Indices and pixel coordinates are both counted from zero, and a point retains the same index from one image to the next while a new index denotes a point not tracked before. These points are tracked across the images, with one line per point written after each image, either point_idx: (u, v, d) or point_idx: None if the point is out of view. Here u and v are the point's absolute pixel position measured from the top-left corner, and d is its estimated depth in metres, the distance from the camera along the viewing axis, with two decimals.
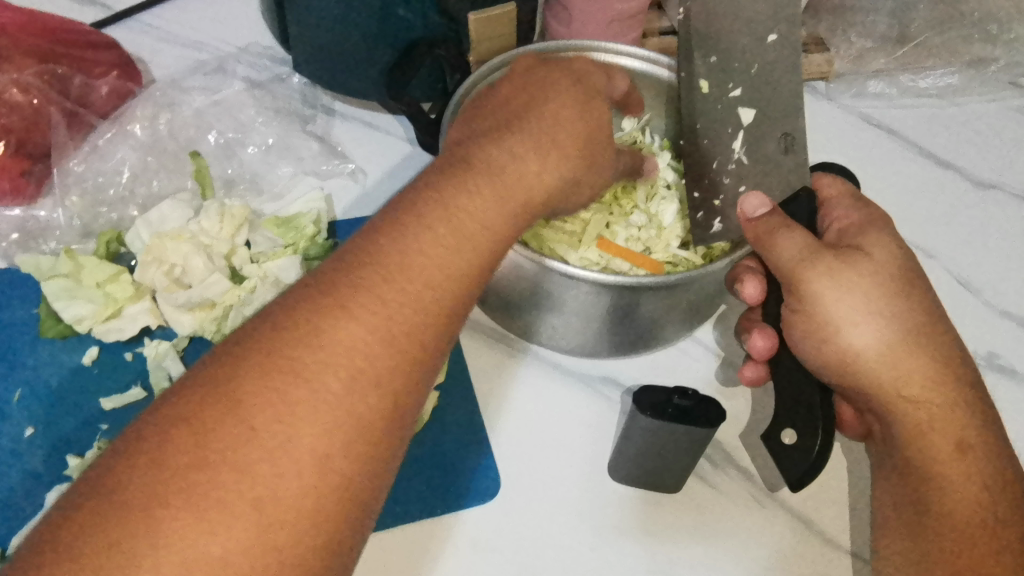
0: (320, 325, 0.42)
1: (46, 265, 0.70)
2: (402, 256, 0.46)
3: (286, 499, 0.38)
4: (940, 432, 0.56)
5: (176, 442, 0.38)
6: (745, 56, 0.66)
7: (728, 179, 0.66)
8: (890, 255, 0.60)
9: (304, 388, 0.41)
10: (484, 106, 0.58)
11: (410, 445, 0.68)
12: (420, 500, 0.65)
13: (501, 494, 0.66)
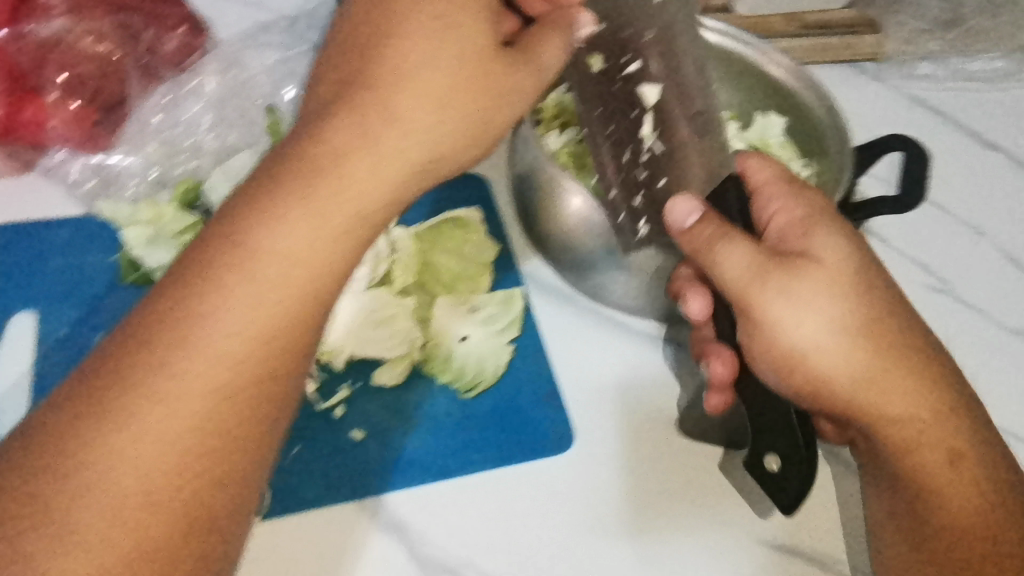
0: (201, 307, 0.42)
1: (125, 212, 0.71)
2: (283, 239, 0.45)
3: (150, 489, 0.39)
4: (926, 447, 0.54)
5: (83, 420, 0.40)
6: (648, 19, 0.63)
7: (646, 173, 0.62)
8: (836, 256, 0.55)
9: (205, 321, 0.42)
10: (330, 71, 0.51)
11: (486, 396, 0.68)
12: (498, 448, 0.66)
13: (577, 444, 0.67)
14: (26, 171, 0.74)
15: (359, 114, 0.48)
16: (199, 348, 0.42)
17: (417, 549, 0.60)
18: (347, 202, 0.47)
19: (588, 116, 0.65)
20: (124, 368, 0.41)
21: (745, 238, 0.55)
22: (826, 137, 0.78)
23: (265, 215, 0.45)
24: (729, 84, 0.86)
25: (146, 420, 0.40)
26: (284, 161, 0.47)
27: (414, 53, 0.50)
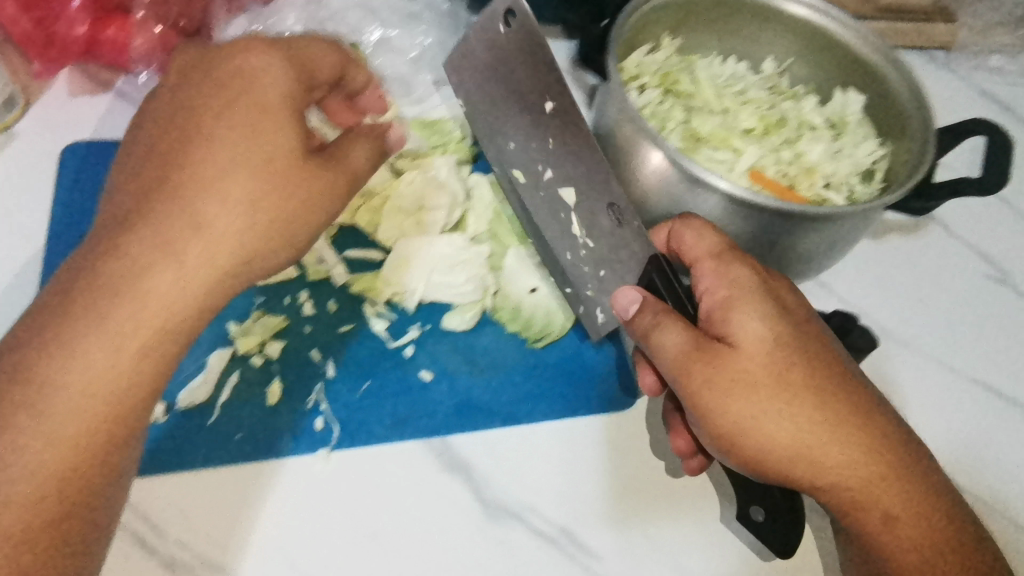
0: (110, 300, 0.48)
1: None
2: (172, 254, 0.49)
3: (48, 465, 0.45)
4: (867, 505, 0.53)
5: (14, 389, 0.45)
6: (540, 131, 0.66)
7: (587, 266, 0.66)
8: (757, 338, 0.53)
9: (87, 337, 0.47)
10: (135, 143, 0.53)
11: (553, 348, 0.68)
12: (563, 399, 0.66)
13: (641, 403, 0.67)
14: (104, 90, 0.75)
15: (167, 207, 0.49)
16: (139, 285, 0.48)
17: (481, 490, 0.61)
18: (246, 171, 0.51)
19: (550, 223, 0.68)
20: (68, 312, 0.47)
21: (682, 321, 0.55)
22: (907, 121, 0.73)
23: (148, 230, 0.49)
24: (808, 58, 0.82)
25: (78, 358, 0.46)
26: (153, 199, 0.50)
27: (215, 136, 0.51)
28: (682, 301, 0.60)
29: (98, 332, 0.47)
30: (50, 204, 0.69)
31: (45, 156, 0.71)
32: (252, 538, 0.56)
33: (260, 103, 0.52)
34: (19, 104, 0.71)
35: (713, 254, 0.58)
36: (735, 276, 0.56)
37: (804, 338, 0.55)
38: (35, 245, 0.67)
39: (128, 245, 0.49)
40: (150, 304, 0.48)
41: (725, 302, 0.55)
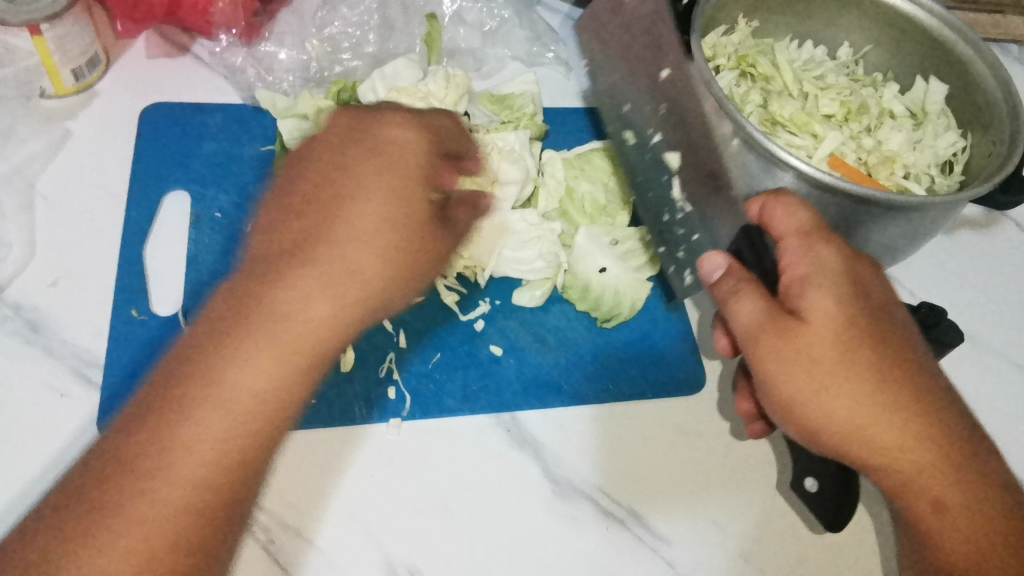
0: (241, 340, 0.45)
1: (282, 104, 0.71)
2: (295, 296, 0.46)
3: (164, 509, 0.42)
4: (917, 492, 0.50)
5: (139, 432, 0.43)
6: (652, 96, 0.67)
7: (683, 230, 0.66)
8: (825, 315, 0.50)
9: (222, 380, 0.44)
10: (303, 167, 0.51)
11: (619, 329, 0.68)
12: (630, 382, 0.66)
13: (706, 388, 0.67)
14: (183, 54, 0.76)
15: (300, 251, 0.47)
16: (278, 329, 0.45)
17: (550, 470, 0.61)
18: (389, 219, 0.48)
19: (654, 183, 0.68)
20: (207, 352, 0.45)
21: (762, 290, 0.52)
22: (993, 113, 0.71)
23: (271, 267, 0.46)
24: (888, 44, 0.79)
25: (204, 401, 0.44)
26: (285, 232, 0.48)
27: (361, 182, 0.49)
28: (768, 275, 0.55)
29: (219, 372, 0.44)
30: (131, 162, 0.70)
31: (126, 115, 0.72)
32: (343, 500, 0.57)
33: (398, 155, 0.50)
34: (103, 63, 0.73)
35: (800, 232, 0.53)
36: (821, 256, 0.52)
37: (882, 321, 0.51)
38: (116, 201, 0.68)
39: (279, 288, 0.46)
40: (278, 348, 0.45)
41: (804, 279, 0.52)
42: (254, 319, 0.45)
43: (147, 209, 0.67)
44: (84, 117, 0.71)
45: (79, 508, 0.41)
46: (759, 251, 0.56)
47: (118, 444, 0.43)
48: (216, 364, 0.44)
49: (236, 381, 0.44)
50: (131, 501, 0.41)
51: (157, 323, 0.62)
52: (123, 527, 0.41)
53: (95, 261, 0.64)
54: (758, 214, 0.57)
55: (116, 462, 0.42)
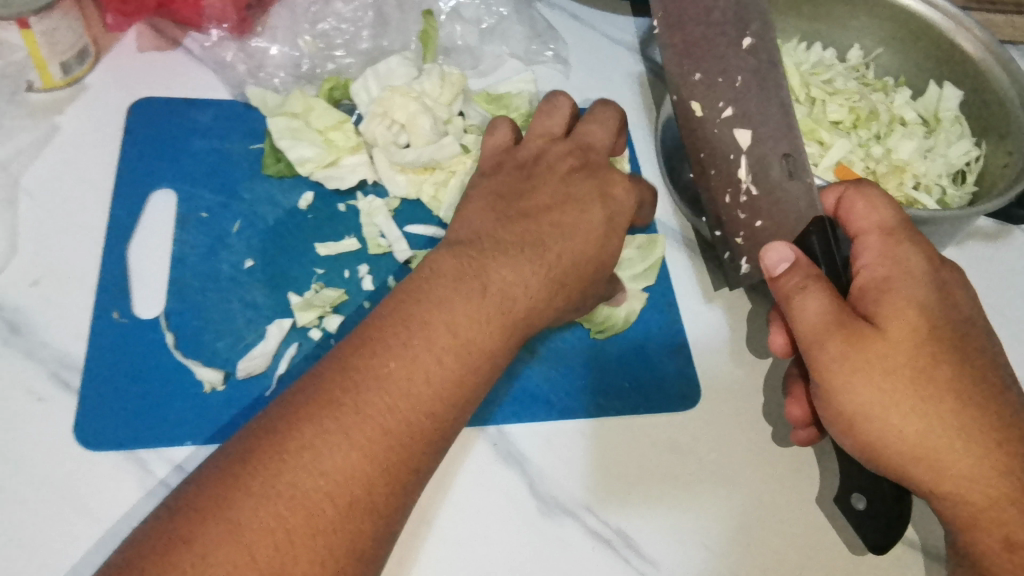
0: (432, 325, 0.49)
1: (272, 102, 0.70)
2: (489, 294, 0.52)
3: (348, 470, 0.43)
4: (987, 527, 0.47)
5: (335, 388, 0.46)
6: (727, 70, 0.65)
7: (745, 214, 0.64)
8: (905, 325, 0.49)
9: (414, 353, 0.48)
10: (504, 189, 0.60)
11: (615, 342, 0.66)
12: (624, 397, 0.64)
13: (701, 404, 0.65)
14: (174, 48, 0.74)
15: (508, 257, 0.55)
16: (462, 329, 0.50)
17: (537, 486, 0.59)
18: (574, 249, 0.57)
19: (718, 162, 0.65)
20: (405, 324, 0.49)
21: (832, 289, 0.51)
22: (1011, 121, 0.68)
23: (474, 266, 0.53)
24: (901, 48, 0.77)
25: (405, 373, 0.47)
26: (488, 241, 0.56)
27: (566, 211, 0.59)
28: (838, 269, 0.55)
29: (410, 351, 0.48)
30: (119, 158, 0.68)
31: (114, 110, 0.71)
32: (441, 521, 0.57)
33: (596, 214, 0.59)
34: (91, 56, 0.71)
35: (884, 230, 0.53)
36: (902, 259, 0.52)
37: (957, 341, 0.49)
38: (101, 198, 0.66)
39: (456, 307, 0.50)
40: (447, 365, 0.48)
41: (883, 282, 0.51)
42: (429, 332, 0.49)
43: (132, 209, 0.66)
44: (73, 111, 0.70)
45: (249, 486, 0.41)
46: (831, 244, 0.55)
47: (313, 398, 0.45)
48: (399, 369, 0.47)
49: (409, 386, 0.47)
50: (298, 483, 0.42)
51: (138, 326, 0.61)
52: (286, 513, 0.41)
53: (78, 260, 0.63)
54: (835, 205, 0.58)
55: (310, 410, 0.45)
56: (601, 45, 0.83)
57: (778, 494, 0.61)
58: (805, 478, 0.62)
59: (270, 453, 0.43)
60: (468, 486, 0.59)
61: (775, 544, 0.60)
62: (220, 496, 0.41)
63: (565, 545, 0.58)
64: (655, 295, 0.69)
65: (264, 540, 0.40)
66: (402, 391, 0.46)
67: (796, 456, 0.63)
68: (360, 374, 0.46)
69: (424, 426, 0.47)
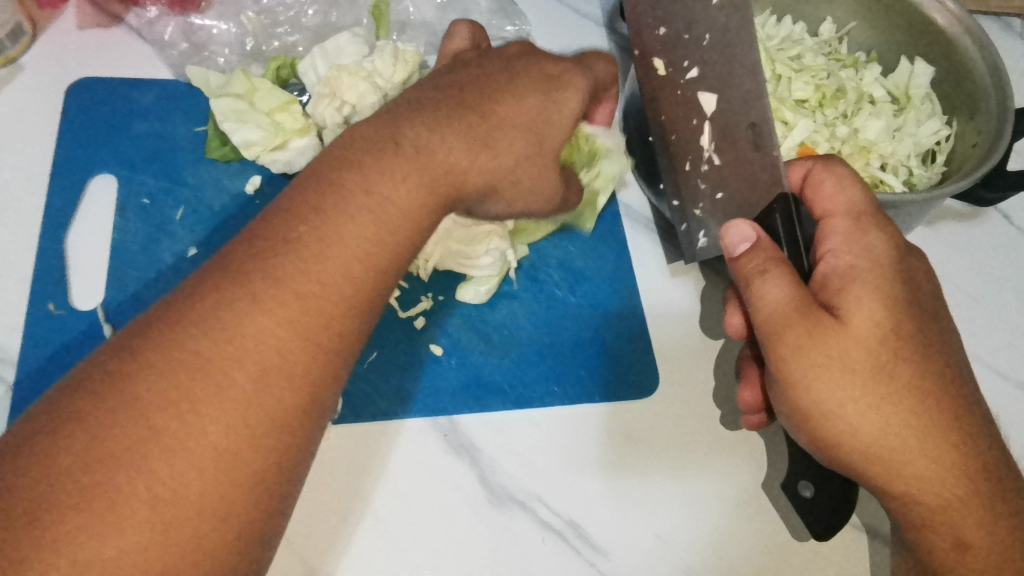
0: (279, 276, 0.42)
1: (215, 81, 0.67)
2: (341, 226, 0.44)
3: (190, 466, 0.37)
4: (937, 528, 0.47)
5: (158, 364, 0.38)
6: (695, 26, 0.60)
7: (705, 184, 0.62)
8: (871, 321, 0.46)
9: (254, 315, 0.40)
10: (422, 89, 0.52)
11: (571, 329, 0.65)
12: (579, 386, 0.63)
13: (659, 391, 0.64)
14: (116, 24, 0.71)
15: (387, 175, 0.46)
16: (313, 279, 0.42)
17: (487, 477, 0.58)
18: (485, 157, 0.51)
19: (680, 128, 0.63)
20: (245, 282, 0.41)
21: (792, 273, 0.48)
22: (982, 98, 0.65)
23: (331, 196, 0.45)
24: (873, 22, 0.74)
25: (249, 341, 0.40)
26: (349, 162, 0.46)
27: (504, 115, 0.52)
28: (801, 253, 0.52)
29: (252, 313, 0.40)
30: (56, 143, 0.65)
31: (51, 91, 0.68)
32: (380, 516, 0.56)
33: (533, 91, 0.53)
34: (27, 34, 0.68)
35: (852, 214, 0.51)
36: (871, 246, 0.49)
37: (920, 337, 0.47)
38: (37, 183, 0.64)
39: (355, 180, 0.46)
40: (360, 235, 0.44)
41: (849, 272, 0.48)
42: (287, 278, 0.42)
43: (73, 195, 0.63)
44: (9, 92, 0.67)
45: (148, 395, 0.37)
46: (795, 225, 0.53)
47: (132, 380, 0.37)
48: (304, 249, 0.43)
49: (252, 354, 0.40)
50: (213, 374, 0.38)
51: (77, 319, 0.59)
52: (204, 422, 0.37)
53: (11, 249, 0.61)
54: (801, 181, 0.55)
55: (132, 395, 0.37)
56: (564, 19, 0.80)
57: (734, 484, 0.61)
58: (758, 464, 0.61)
59: (169, 350, 0.38)
60: (406, 481, 0.57)
61: (721, 528, 0.59)
62: (109, 412, 0.36)
63: (516, 538, 0.57)
64: (608, 277, 0.68)
65: (180, 441, 0.37)
66: (249, 358, 0.39)
67: (747, 440, 0.62)
68: (256, 258, 0.42)
69: (314, 329, 0.42)
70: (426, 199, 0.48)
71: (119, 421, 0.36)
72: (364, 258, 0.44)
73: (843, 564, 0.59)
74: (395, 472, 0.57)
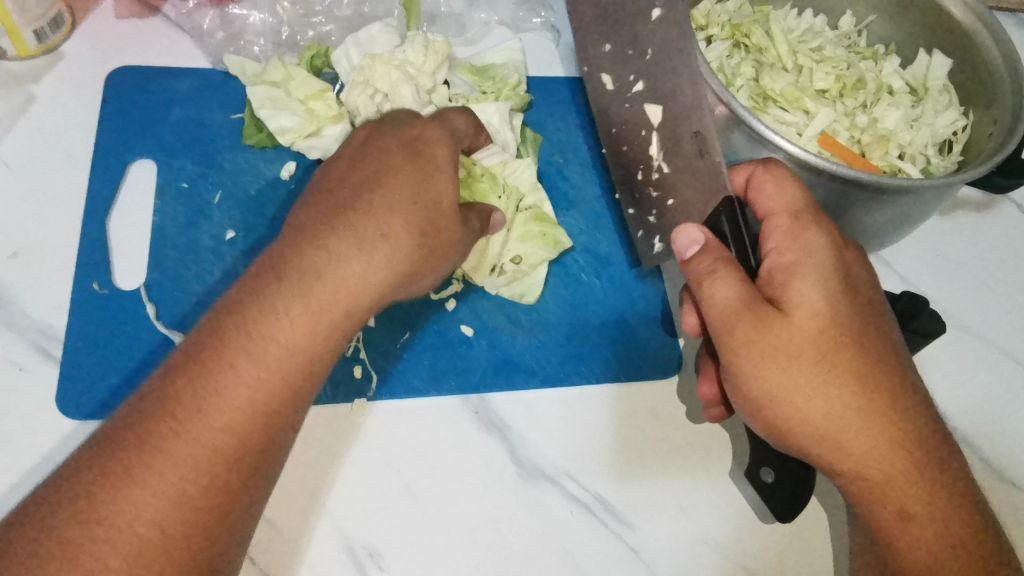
0: (254, 332, 0.46)
1: (251, 70, 0.69)
2: (321, 277, 0.47)
3: (169, 508, 0.41)
4: (885, 502, 0.48)
5: (147, 417, 0.43)
6: (640, 44, 0.62)
7: (657, 192, 0.64)
8: (810, 311, 0.48)
9: (232, 372, 0.44)
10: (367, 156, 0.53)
11: (593, 316, 0.67)
12: (606, 365, 0.65)
13: (680, 372, 0.65)
14: (153, 14, 0.73)
15: (354, 234, 0.49)
16: (286, 336, 0.46)
17: (517, 453, 0.60)
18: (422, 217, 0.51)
19: (633, 138, 0.66)
20: (224, 340, 0.45)
21: (740, 272, 0.50)
22: (998, 89, 0.66)
23: (299, 258, 0.48)
24: (893, 15, 0.75)
25: (224, 393, 0.44)
26: (332, 222, 0.49)
27: (436, 182, 0.53)
28: (747, 251, 0.53)
29: (231, 367, 0.44)
30: (95, 130, 0.67)
31: (90, 80, 0.69)
32: (349, 496, 0.57)
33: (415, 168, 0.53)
34: (67, 23, 0.70)
35: (792, 212, 0.51)
36: (810, 242, 0.50)
37: (859, 321, 0.49)
38: (79, 167, 0.66)
39: (245, 316, 0.46)
40: (330, 292, 0.47)
41: (791, 267, 0.49)
42: (260, 338, 0.46)
43: (112, 179, 0.65)
44: (49, 80, 0.69)
45: (140, 443, 0.42)
46: (740, 227, 0.53)
47: (129, 433, 0.42)
48: (201, 387, 0.44)
49: (227, 408, 0.44)
50: (193, 425, 0.43)
51: (117, 298, 0.61)
52: (179, 474, 0.42)
53: (53, 229, 0.63)
54: (744, 184, 0.55)
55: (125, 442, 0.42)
56: None
57: (713, 466, 0.62)
58: (727, 446, 0.63)
59: (159, 403, 0.43)
60: (368, 461, 0.58)
61: (745, 505, 0.61)
62: (112, 458, 0.41)
63: (545, 509, 0.58)
64: (631, 265, 0.69)
65: (164, 485, 0.41)
66: (224, 411, 0.44)
67: (710, 431, 0.63)
68: (154, 404, 0.43)
69: (283, 376, 0.46)
70: (391, 267, 0.50)
71: (112, 464, 0.41)
72: (320, 315, 0.47)
73: (811, 537, 0.60)
74: (370, 447, 0.58)
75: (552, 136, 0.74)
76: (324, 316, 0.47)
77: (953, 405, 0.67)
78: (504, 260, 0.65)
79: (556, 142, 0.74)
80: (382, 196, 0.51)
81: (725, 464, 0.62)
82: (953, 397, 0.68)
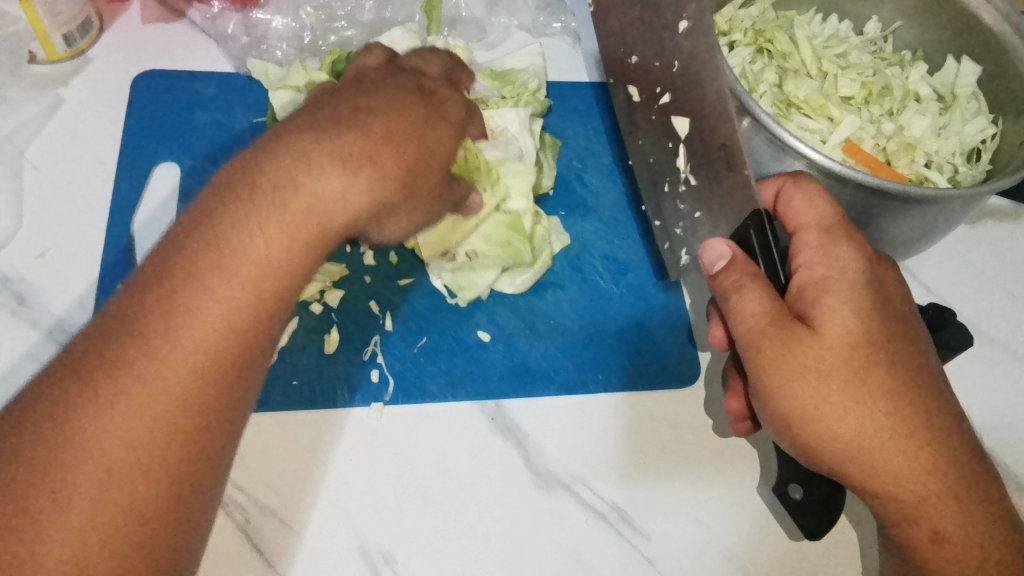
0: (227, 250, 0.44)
1: (274, 74, 0.70)
2: (300, 202, 0.46)
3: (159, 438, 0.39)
4: (917, 522, 0.47)
5: (126, 341, 0.40)
6: (668, 55, 0.62)
7: (683, 204, 0.64)
8: (842, 327, 0.47)
9: (213, 295, 0.42)
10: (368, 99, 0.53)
11: (613, 324, 0.66)
12: (623, 373, 0.64)
13: (699, 382, 0.65)
14: (179, 19, 0.74)
15: (329, 161, 0.48)
16: (262, 257, 0.44)
17: (539, 464, 0.60)
18: (404, 152, 0.51)
19: (655, 151, 0.67)
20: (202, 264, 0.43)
21: (768, 286, 0.50)
22: None
23: (275, 179, 0.46)
24: (920, 21, 0.74)
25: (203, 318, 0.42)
26: (298, 150, 0.48)
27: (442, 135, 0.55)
28: (776, 266, 0.53)
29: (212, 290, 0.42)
30: (122, 132, 0.68)
31: (119, 84, 0.70)
32: (369, 504, 0.57)
33: (383, 113, 0.52)
34: (95, 28, 0.71)
35: (823, 227, 0.51)
36: (842, 257, 0.50)
37: (894, 338, 0.48)
38: (104, 170, 0.67)
39: (216, 234, 0.44)
40: (305, 217, 0.46)
41: (822, 283, 0.49)
42: (235, 258, 0.43)
43: (138, 182, 0.66)
44: (78, 83, 0.70)
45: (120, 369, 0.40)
46: (770, 240, 0.53)
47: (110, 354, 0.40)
48: (181, 309, 0.42)
49: (206, 332, 0.42)
50: (170, 345, 0.41)
51: None
52: (161, 398, 0.40)
53: (81, 230, 0.64)
54: (773, 198, 0.56)
55: (102, 364, 0.40)
56: None
57: (735, 481, 0.61)
58: (752, 464, 0.62)
59: (143, 327, 0.41)
60: (385, 467, 0.58)
61: (763, 523, 0.60)
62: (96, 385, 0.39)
63: (564, 521, 0.58)
64: (650, 273, 0.69)
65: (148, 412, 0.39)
66: (202, 334, 0.42)
67: (734, 446, 0.62)
68: (128, 325, 0.41)
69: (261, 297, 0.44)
70: (357, 195, 0.48)
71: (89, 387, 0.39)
72: (298, 240, 0.46)
73: (835, 554, 0.59)
74: (393, 457, 0.58)
75: (570, 142, 0.74)
76: (257, 283, 0.44)
77: (980, 423, 0.66)
78: (456, 249, 0.65)
79: (576, 148, 0.74)
80: (374, 139, 0.50)
81: (751, 482, 0.61)
82: (983, 415, 0.66)
